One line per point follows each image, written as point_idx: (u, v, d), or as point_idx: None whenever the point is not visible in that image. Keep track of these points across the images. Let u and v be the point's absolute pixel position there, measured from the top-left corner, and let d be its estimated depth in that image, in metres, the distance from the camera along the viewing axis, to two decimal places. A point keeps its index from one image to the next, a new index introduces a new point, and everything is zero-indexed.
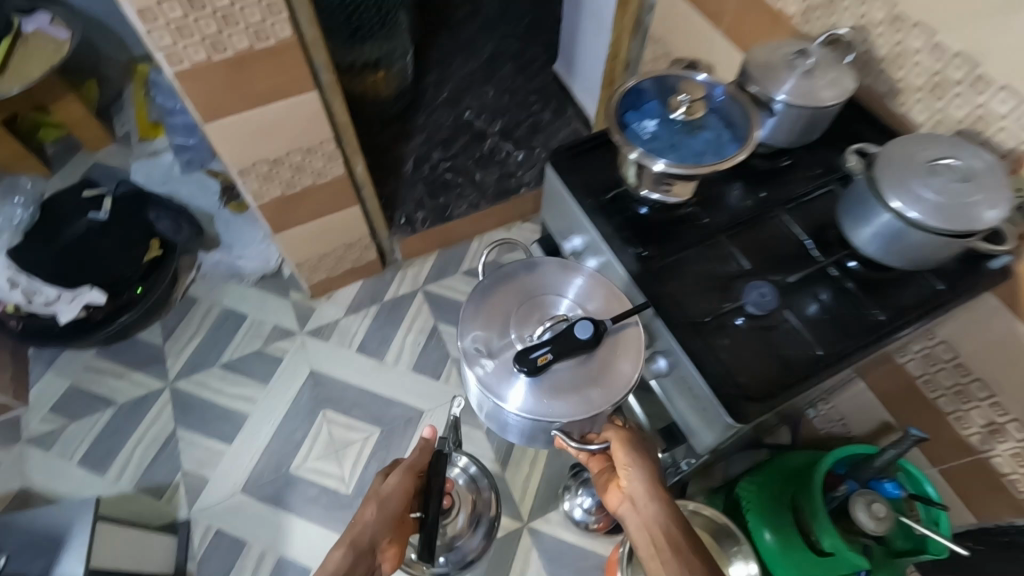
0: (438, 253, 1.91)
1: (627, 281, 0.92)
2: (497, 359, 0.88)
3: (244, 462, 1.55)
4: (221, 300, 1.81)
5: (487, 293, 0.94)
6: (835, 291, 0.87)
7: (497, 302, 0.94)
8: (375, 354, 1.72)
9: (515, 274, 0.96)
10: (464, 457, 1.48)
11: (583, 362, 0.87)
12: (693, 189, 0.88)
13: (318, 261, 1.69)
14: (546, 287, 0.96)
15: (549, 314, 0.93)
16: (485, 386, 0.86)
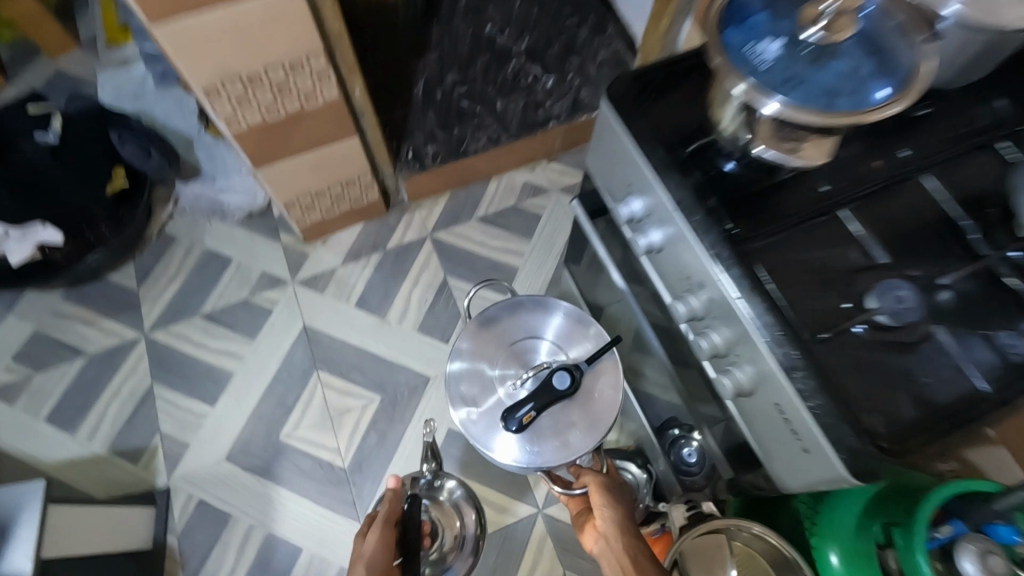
0: (449, 195, 1.66)
1: (704, 265, 0.66)
2: (488, 409, 1.11)
3: (229, 426, 1.39)
4: (202, 241, 1.59)
5: (480, 343, 1.16)
6: (1003, 296, 0.63)
7: (488, 352, 1.15)
8: (376, 310, 1.51)
9: (502, 323, 1.17)
10: (450, 480, 1.27)
11: (560, 408, 1.09)
12: (829, 149, 0.63)
13: (310, 201, 1.45)
14: (530, 334, 1.16)
15: (532, 357, 1.16)
16: (480, 433, 1.09)
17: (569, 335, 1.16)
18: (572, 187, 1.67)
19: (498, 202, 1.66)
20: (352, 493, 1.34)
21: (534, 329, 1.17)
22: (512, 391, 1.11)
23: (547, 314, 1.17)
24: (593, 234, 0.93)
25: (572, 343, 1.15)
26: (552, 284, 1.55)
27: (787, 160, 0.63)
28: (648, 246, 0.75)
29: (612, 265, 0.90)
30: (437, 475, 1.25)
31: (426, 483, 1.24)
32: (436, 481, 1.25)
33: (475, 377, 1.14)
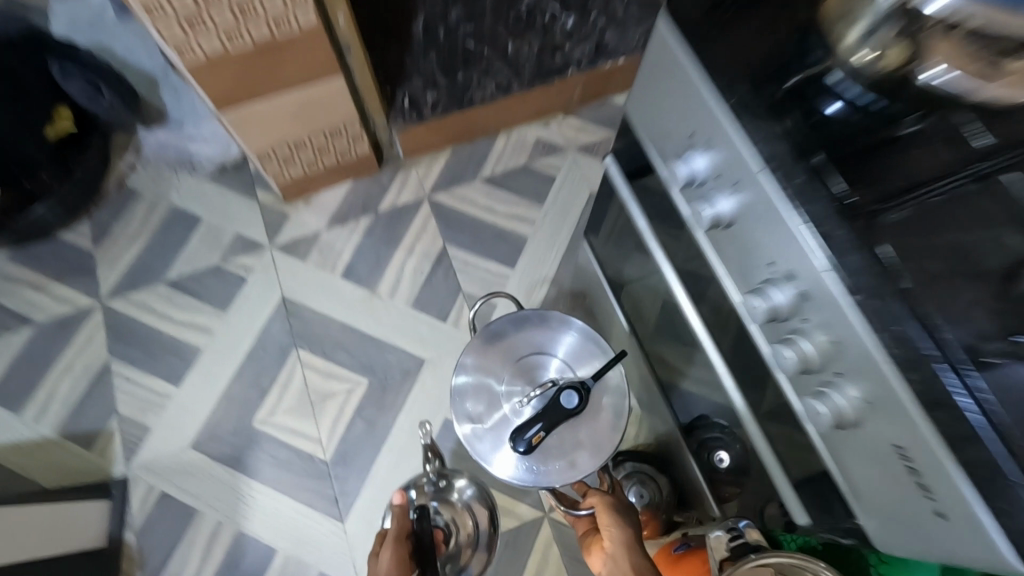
0: (451, 151, 1.46)
1: (799, 249, 0.48)
2: (493, 427, 1.03)
3: (196, 410, 1.22)
4: (168, 196, 1.40)
5: (486, 359, 1.07)
6: None
7: (492, 367, 1.07)
8: (364, 282, 1.33)
9: (507, 338, 1.08)
10: (461, 478, 1.13)
11: (567, 427, 1.02)
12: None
13: (289, 152, 1.25)
14: (537, 351, 1.08)
15: (540, 373, 1.07)
16: (484, 453, 1.01)
17: (579, 351, 1.08)
18: (591, 146, 1.46)
19: (507, 161, 1.45)
20: (334, 489, 1.18)
21: (542, 346, 1.08)
22: (517, 409, 1.03)
23: (555, 330, 1.08)
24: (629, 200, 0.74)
25: (580, 360, 1.07)
26: (565, 256, 1.36)
27: (969, 89, 0.47)
28: (714, 218, 0.56)
29: (653, 240, 0.72)
30: (443, 475, 1.12)
31: (434, 488, 1.11)
32: (442, 482, 1.12)
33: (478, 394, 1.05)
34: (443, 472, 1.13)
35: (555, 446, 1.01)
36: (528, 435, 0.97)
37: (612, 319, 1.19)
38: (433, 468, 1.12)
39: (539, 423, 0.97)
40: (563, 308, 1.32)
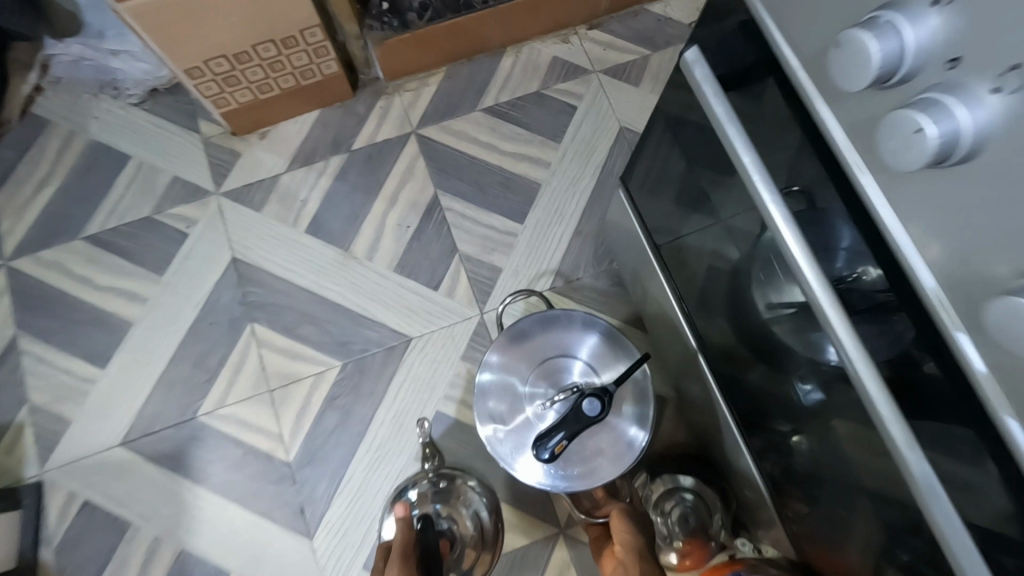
0: (443, 73, 1.16)
1: None
2: (514, 429, 0.87)
3: (126, 398, 0.98)
4: (87, 127, 1.11)
5: (507, 351, 0.90)
6: None
7: (516, 363, 0.90)
8: (335, 239, 1.06)
9: (533, 330, 0.91)
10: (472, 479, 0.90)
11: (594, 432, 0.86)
12: None
13: (231, 68, 0.95)
14: (563, 347, 0.91)
15: (564, 373, 0.91)
16: (502, 457, 0.85)
17: (608, 352, 0.91)
18: (620, 68, 1.16)
19: (516, 87, 1.15)
20: (299, 497, 0.95)
21: (567, 341, 0.91)
22: (540, 411, 0.87)
23: (583, 324, 0.91)
24: (727, 119, 0.46)
25: (609, 361, 0.90)
26: (588, 209, 1.08)
27: None
28: (942, 145, 0.28)
29: (763, 186, 0.44)
30: (445, 475, 0.91)
31: (436, 490, 0.89)
32: (444, 482, 0.90)
33: (499, 392, 0.89)
34: (444, 471, 0.92)
35: (576, 451, 0.85)
36: (550, 442, 0.80)
37: (651, 292, 0.92)
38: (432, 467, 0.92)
39: (562, 430, 0.81)
40: (585, 274, 1.05)
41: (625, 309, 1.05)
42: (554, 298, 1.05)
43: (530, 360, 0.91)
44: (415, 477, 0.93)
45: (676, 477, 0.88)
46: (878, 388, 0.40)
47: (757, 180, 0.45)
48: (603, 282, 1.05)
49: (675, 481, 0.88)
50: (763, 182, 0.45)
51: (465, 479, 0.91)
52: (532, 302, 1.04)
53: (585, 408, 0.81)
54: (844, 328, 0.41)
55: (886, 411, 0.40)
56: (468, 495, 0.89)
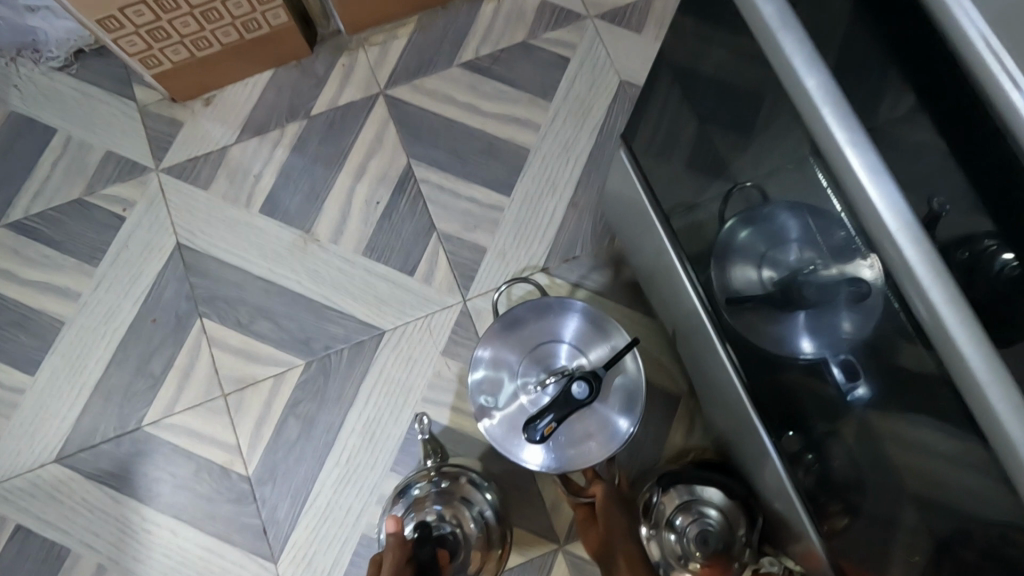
0: (414, 22, 1.00)
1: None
2: (507, 413, 0.75)
3: (61, 409, 0.86)
4: (6, 97, 0.96)
5: (496, 334, 0.78)
6: None
7: (508, 347, 0.77)
8: (293, 219, 0.92)
9: (521, 313, 0.78)
10: (478, 477, 0.78)
11: (586, 414, 0.74)
12: None
13: (156, 17, 0.80)
14: (553, 329, 0.78)
15: (553, 356, 0.77)
16: (495, 442, 0.74)
17: (596, 331, 0.78)
18: (618, 13, 1.00)
19: (498, 37, 0.99)
20: (260, 517, 0.83)
21: (555, 323, 0.78)
22: (534, 397, 0.75)
23: (571, 304, 0.78)
24: (785, 25, 0.36)
25: (600, 341, 0.77)
26: (584, 177, 0.94)
27: None
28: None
29: (840, 125, 0.34)
30: (448, 473, 0.78)
31: (438, 490, 0.76)
32: (446, 482, 0.77)
33: (490, 380, 0.76)
34: (447, 468, 0.78)
35: (568, 433, 0.74)
36: (540, 423, 0.69)
37: (659, 270, 0.78)
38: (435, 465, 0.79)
39: (551, 410, 0.70)
40: (582, 251, 0.92)
41: (630, 290, 0.91)
42: (547, 285, 0.91)
43: (520, 346, 0.78)
44: (415, 476, 0.79)
45: (690, 487, 0.76)
46: (1010, 397, 0.30)
47: (830, 112, 0.35)
48: (604, 260, 0.91)
49: (693, 485, 0.76)
50: (836, 115, 0.34)
51: (470, 477, 0.78)
52: (516, 292, 0.91)
53: (574, 390, 0.70)
54: (962, 313, 0.31)
55: (1019, 432, 0.29)
56: (474, 495, 0.77)
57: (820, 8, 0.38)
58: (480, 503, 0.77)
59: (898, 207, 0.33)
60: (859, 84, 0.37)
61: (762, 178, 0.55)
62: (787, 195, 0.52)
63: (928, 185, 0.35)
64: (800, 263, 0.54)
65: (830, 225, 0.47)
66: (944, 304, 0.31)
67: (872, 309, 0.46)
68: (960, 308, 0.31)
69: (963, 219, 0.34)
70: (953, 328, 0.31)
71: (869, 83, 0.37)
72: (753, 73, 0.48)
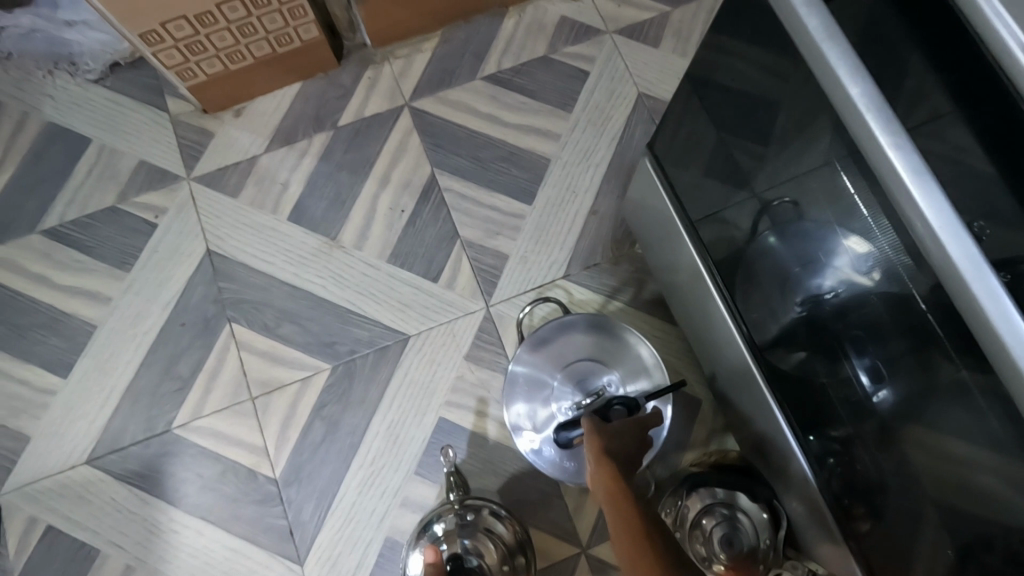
0: (436, 36, 1.03)
1: None
2: (544, 429, 0.78)
3: (91, 410, 0.88)
4: (41, 108, 0.99)
5: (530, 352, 0.80)
6: None
7: (542, 363, 0.80)
8: (319, 226, 0.94)
9: (549, 331, 0.80)
10: (502, 511, 0.79)
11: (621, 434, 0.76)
12: None
13: (195, 32, 0.83)
14: (584, 348, 0.81)
15: (587, 378, 0.80)
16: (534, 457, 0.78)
17: (629, 355, 0.80)
18: (635, 28, 1.03)
19: (520, 50, 1.02)
20: (285, 518, 0.84)
21: (588, 345, 0.81)
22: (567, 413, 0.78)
23: (603, 326, 0.81)
24: (830, 35, 0.38)
25: (634, 364, 0.80)
26: (604, 186, 0.96)
27: None
28: None
29: (884, 130, 0.36)
30: (471, 506, 0.79)
31: (463, 523, 0.77)
32: (470, 514, 0.78)
33: (524, 391, 0.80)
34: (470, 501, 0.79)
35: None
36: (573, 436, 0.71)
37: (681, 280, 0.80)
38: (458, 498, 0.80)
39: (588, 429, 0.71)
40: (603, 259, 0.93)
41: (650, 297, 0.93)
42: (566, 299, 0.92)
43: (551, 362, 0.81)
44: (437, 513, 0.79)
45: (712, 490, 0.77)
46: None
47: (875, 116, 0.36)
48: (623, 267, 0.93)
49: (714, 486, 0.77)
50: (881, 121, 0.36)
51: (493, 509, 0.79)
52: (535, 313, 0.91)
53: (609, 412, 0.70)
54: (1005, 308, 0.32)
55: None
56: (497, 528, 0.78)
57: (859, 20, 0.41)
58: (502, 537, 0.77)
59: (942, 207, 0.34)
60: (896, 94, 0.40)
61: (793, 190, 0.57)
62: (817, 208, 0.55)
63: (963, 191, 0.37)
64: (825, 289, 0.58)
65: (860, 239, 0.50)
66: (984, 297, 0.33)
67: (895, 309, 0.48)
68: (1001, 303, 0.33)
69: (1005, 234, 0.36)
70: (997, 323, 0.33)
71: (909, 92, 0.40)
72: (779, 91, 0.51)
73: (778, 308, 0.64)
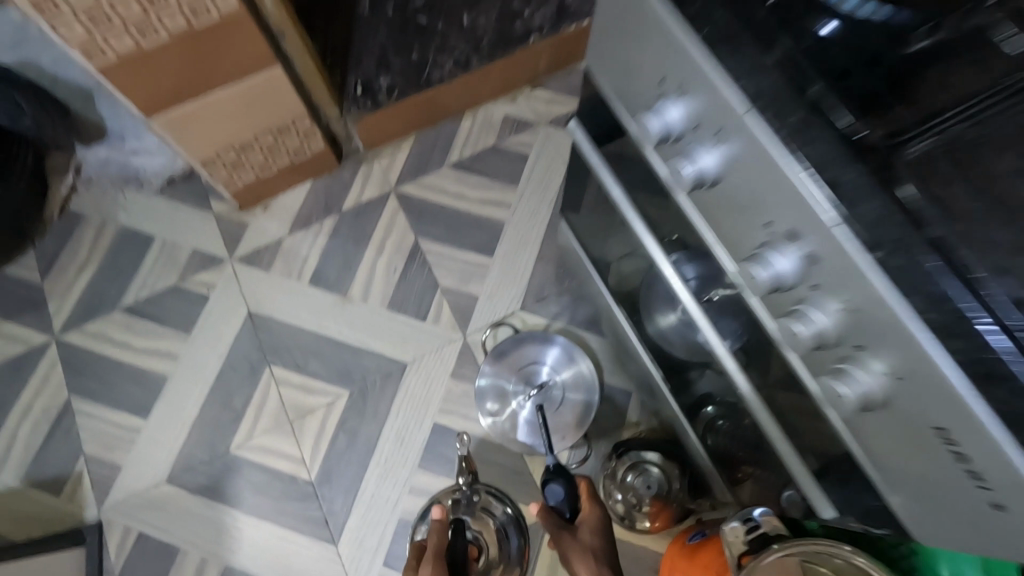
0: (413, 138, 1.36)
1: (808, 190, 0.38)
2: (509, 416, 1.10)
3: (167, 442, 1.14)
4: (116, 216, 1.30)
5: (491, 365, 1.13)
6: None
7: (502, 369, 1.13)
8: (333, 286, 1.24)
9: (506, 346, 1.14)
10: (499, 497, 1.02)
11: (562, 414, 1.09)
12: None
13: (237, 155, 1.15)
14: (531, 355, 1.14)
15: (536, 377, 1.13)
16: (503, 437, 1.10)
17: (564, 357, 1.13)
18: (561, 119, 1.37)
19: (475, 143, 1.36)
20: (321, 511, 1.10)
21: (534, 352, 1.14)
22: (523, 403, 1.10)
23: (544, 338, 1.14)
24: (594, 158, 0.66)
25: (568, 363, 1.13)
26: (546, 237, 1.27)
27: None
28: (696, 176, 0.48)
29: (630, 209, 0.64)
30: (476, 490, 1.02)
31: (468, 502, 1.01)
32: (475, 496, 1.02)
33: (492, 390, 1.12)
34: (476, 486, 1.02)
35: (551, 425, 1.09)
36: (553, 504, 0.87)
37: (600, 303, 1.10)
38: (466, 481, 1.01)
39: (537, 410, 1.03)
40: (550, 292, 1.24)
41: (587, 318, 1.22)
42: (522, 325, 1.22)
43: (509, 368, 1.13)
44: (444, 494, 1.06)
45: (636, 452, 1.04)
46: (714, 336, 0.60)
47: (626, 201, 0.64)
48: (566, 298, 1.23)
49: (640, 454, 1.04)
50: (629, 206, 0.64)
51: (491, 492, 1.03)
52: (498, 337, 1.20)
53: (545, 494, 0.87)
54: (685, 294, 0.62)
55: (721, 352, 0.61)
56: (495, 507, 1.01)
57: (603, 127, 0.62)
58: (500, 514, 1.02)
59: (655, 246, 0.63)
60: (628, 172, 0.62)
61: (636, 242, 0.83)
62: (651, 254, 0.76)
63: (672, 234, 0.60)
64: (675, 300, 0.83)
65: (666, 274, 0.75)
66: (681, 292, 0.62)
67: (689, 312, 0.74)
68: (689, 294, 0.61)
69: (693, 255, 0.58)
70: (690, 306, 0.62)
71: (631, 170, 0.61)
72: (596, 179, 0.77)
73: (659, 318, 0.90)
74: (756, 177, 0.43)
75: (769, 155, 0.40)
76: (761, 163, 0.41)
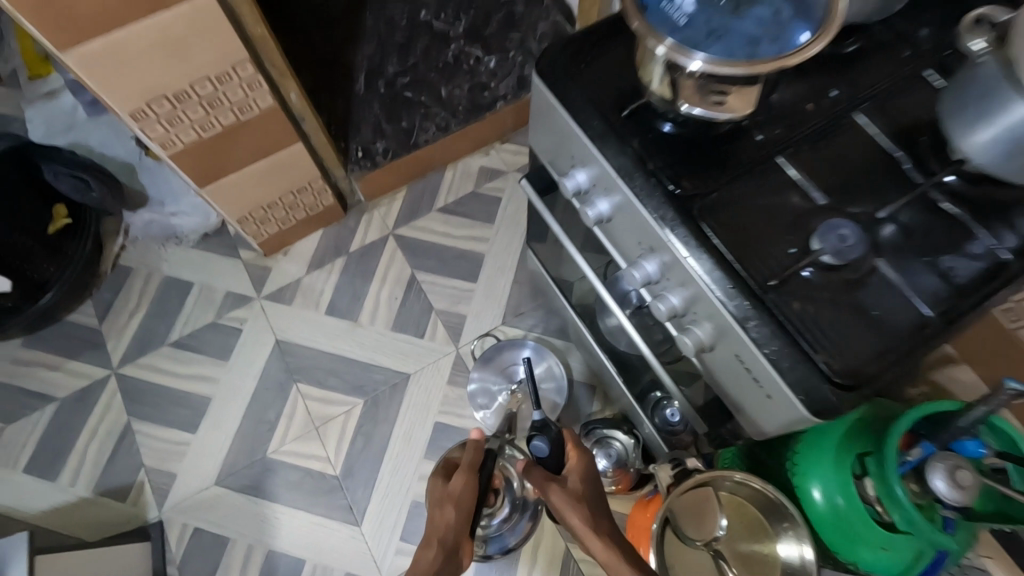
0: (406, 189, 1.64)
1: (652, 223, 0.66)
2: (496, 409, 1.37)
3: (214, 451, 1.37)
4: (160, 267, 1.55)
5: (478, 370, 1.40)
6: (924, 213, 0.63)
7: (488, 373, 1.40)
8: (346, 314, 1.50)
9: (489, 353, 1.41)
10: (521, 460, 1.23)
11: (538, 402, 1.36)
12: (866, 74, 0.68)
13: (264, 212, 1.41)
14: (510, 358, 1.41)
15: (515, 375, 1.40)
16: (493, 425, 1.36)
17: (536, 357, 1.41)
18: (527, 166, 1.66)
19: (456, 189, 1.64)
20: (346, 499, 1.33)
21: (512, 355, 1.41)
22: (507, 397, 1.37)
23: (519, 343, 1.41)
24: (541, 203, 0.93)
25: (540, 361, 1.41)
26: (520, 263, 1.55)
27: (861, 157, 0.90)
28: (597, 217, 0.74)
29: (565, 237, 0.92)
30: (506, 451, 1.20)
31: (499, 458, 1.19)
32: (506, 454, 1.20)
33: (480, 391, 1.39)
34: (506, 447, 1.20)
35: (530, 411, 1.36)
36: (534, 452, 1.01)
37: (566, 314, 1.37)
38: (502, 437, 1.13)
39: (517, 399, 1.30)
40: (526, 308, 1.50)
41: (558, 328, 1.48)
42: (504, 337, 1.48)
43: (493, 371, 1.40)
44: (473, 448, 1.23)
45: (597, 432, 1.30)
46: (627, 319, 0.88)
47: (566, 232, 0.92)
48: (539, 313, 1.50)
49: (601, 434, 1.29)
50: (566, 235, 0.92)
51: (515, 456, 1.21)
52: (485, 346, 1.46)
53: (533, 450, 1.00)
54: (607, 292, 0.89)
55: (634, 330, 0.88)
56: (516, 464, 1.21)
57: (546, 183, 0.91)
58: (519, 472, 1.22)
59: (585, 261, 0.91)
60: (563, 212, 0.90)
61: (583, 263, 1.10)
62: None
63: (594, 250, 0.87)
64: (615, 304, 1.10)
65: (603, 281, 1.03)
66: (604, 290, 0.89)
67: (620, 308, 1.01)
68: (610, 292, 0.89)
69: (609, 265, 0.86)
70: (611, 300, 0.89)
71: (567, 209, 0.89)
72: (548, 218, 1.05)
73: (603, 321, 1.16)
74: (627, 215, 0.69)
75: (631, 203, 0.67)
76: (628, 207, 0.68)
